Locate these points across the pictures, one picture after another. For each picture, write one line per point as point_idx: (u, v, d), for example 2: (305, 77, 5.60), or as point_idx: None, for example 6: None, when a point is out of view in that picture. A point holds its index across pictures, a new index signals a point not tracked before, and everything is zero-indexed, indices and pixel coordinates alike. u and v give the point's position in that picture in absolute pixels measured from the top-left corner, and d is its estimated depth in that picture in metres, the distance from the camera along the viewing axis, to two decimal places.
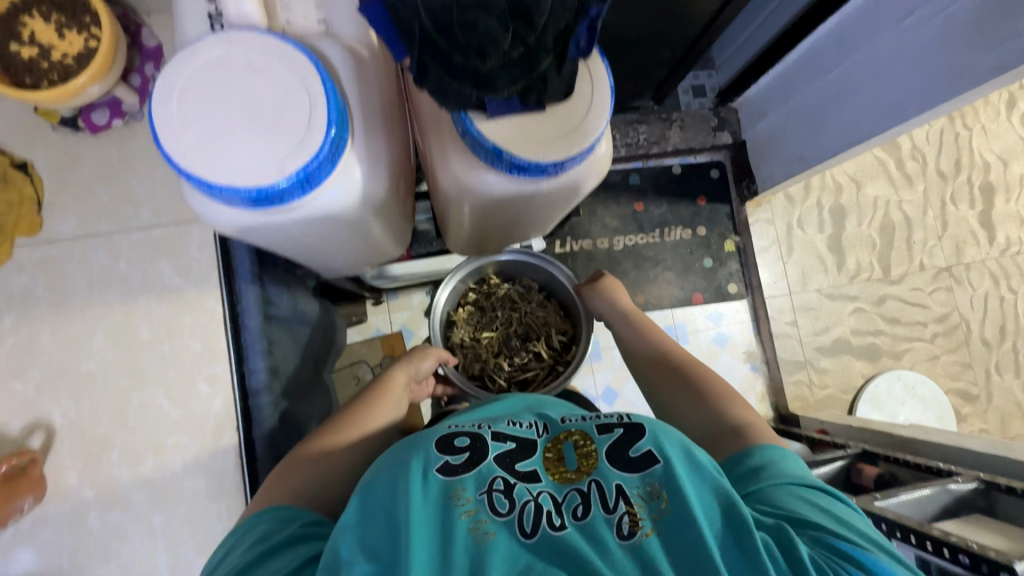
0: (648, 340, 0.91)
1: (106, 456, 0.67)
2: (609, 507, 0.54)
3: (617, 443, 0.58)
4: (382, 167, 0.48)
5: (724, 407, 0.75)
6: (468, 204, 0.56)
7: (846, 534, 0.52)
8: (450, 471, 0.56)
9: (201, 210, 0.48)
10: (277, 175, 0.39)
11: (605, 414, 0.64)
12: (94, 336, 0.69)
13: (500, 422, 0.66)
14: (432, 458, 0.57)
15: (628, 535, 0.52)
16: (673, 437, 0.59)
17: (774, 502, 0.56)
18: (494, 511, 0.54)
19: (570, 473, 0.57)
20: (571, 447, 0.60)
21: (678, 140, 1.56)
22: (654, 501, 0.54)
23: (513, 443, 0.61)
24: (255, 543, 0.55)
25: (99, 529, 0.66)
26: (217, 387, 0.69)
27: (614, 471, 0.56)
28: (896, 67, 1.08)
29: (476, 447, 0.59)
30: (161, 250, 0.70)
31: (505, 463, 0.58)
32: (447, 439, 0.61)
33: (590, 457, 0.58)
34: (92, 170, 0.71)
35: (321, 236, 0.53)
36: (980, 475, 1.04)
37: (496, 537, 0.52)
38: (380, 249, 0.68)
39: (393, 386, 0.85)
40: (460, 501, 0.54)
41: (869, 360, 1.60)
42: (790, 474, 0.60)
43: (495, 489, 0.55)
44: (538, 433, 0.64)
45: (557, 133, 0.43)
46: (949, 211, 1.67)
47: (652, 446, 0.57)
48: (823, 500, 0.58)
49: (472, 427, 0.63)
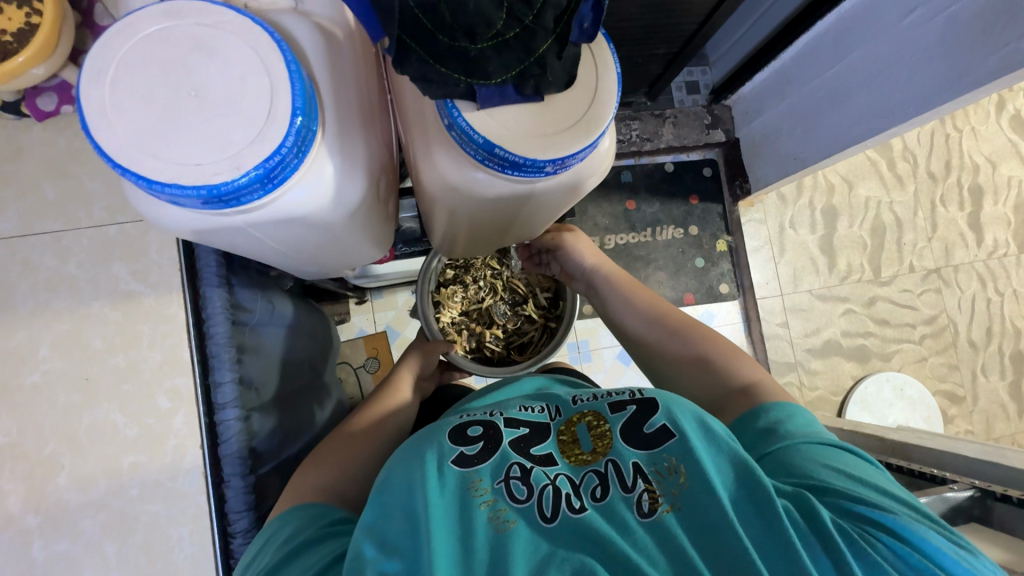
0: (639, 306, 0.84)
1: (53, 479, 0.61)
2: (626, 485, 0.54)
3: (630, 422, 0.59)
4: (357, 162, 0.43)
5: (732, 362, 0.73)
6: (455, 205, 0.50)
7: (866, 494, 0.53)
8: (466, 462, 0.56)
9: (150, 209, 0.42)
10: (232, 170, 0.33)
11: (616, 392, 0.64)
12: (38, 346, 0.62)
13: (511, 406, 0.65)
14: (447, 450, 0.57)
15: (648, 512, 0.53)
16: (687, 409, 0.59)
17: (789, 465, 0.57)
18: (513, 499, 0.54)
19: (586, 455, 0.58)
20: (584, 428, 0.60)
21: (671, 137, 1.48)
22: (672, 476, 0.54)
23: (526, 429, 0.60)
24: (285, 541, 0.56)
25: (46, 560, 0.61)
26: (178, 402, 0.64)
27: (630, 450, 0.57)
28: (898, 66, 1.02)
29: (490, 436, 0.59)
30: (115, 253, 0.64)
31: (521, 448, 0.58)
32: (458, 430, 0.60)
33: (604, 437, 0.58)
34: (35, 163, 0.64)
35: (292, 239, 0.47)
36: (976, 482, 0.98)
37: (517, 525, 0.52)
38: (359, 252, 0.62)
39: (402, 382, 0.86)
40: (477, 492, 0.54)
41: (859, 362, 1.58)
42: (806, 433, 0.60)
43: (512, 476, 0.56)
44: (551, 415, 0.63)
45: (557, 126, 0.38)
46: (939, 213, 1.66)
47: (667, 421, 0.57)
48: (840, 457, 0.58)
49: (483, 415, 0.63)
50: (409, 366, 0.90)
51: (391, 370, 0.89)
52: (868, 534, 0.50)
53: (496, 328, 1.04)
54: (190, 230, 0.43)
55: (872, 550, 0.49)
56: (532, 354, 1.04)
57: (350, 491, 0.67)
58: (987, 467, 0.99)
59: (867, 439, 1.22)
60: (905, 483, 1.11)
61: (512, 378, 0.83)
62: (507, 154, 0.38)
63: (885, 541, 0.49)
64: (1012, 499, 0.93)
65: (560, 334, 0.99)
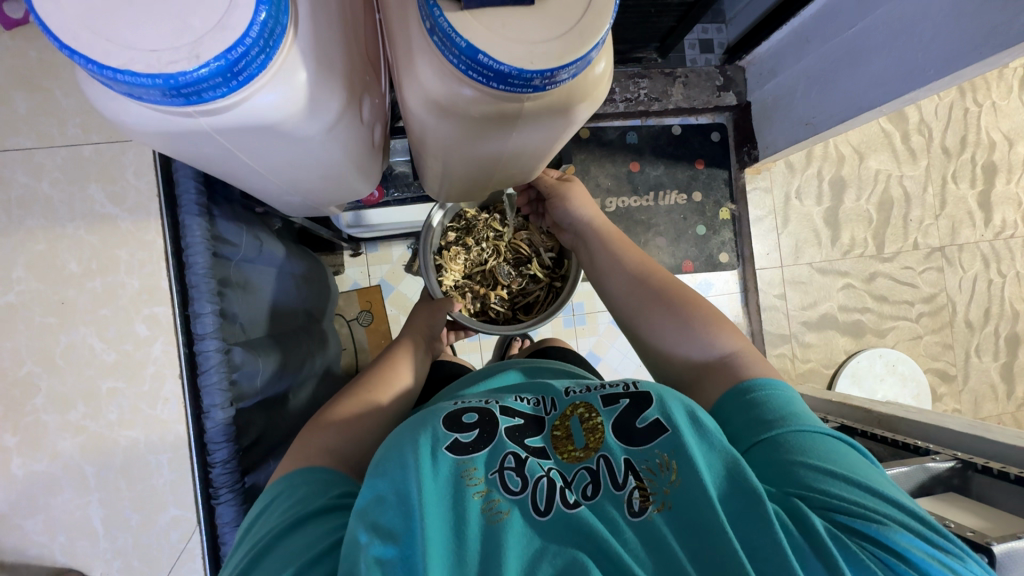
0: (626, 264, 0.81)
1: (30, 401, 0.61)
2: (619, 483, 0.54)
3: (623, 416, 0.58)
4: (334, 69, 0.41)
5: (712, 330, 0.71)
6: (443, 128, 0.48)
7: (856, 494, 0.52)
8: (461, 450, 0.55)
9: (111, 103, 0.39)
10: (189, 60, 0.31)
11: (610, 384, 0.63)
12: (13, 266, 0.61)
13: (506, 396, 0.65)
14: (441, 435, 0.56)
15: (638, 511, 0.53)
16: (680, 405, 0.58)
17: (777, 460, 0.56)
18: (507, 490, 0.54)
19: (579, 451, 0.57)
20: (577, 422, 0.60)
21: (681, 99, 1.41)
22: (664, 474, 0.54)
23: (521, 419, 0.60)
24: (294, 504, 0.55)
25: (25, 479, 0.61)
26: (158, 329, 0.63)
27: (620, 445, 0.56)
28: (923, 26, 0.96)
29: (485, 422, 0.59)
30: (92, 173, 0.62)
31: (515, 437, 0.58)
32: (453, 416, 0.59)
33: (596, 432, 0.58)
34: (5, 73, 0.61)
35: (265, 151, 0.45)
36: (959, 454, 0.98)
37: (510, 516, 0.52)
38: (342, 182, 0.60)
39: (408, 350, 0.87)
40: (471, 481, 0.53)
41: (853, 336, 1.58)
42: (795, 421, 0.59)
43: (507, 467, 0.55)
44: (545, 408, 0.62)
45: (549, 33, 0.35)
46: (950, 190, 1.62)
47: (660, 414, 0.57)
48: (830, 448, 0.57)
49: (479, 402, 0.62)
50: (413, 331, 0.91)
51: (397, 338, 0.90)
52: (857, 542, 0.49)
53: (500, 290, 1.02)
54: (155, 132, 0.41)
55: (859, 555, 0.48)
56: (538, 314, 1.02)
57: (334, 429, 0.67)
58: (971, 440, 0.99)
59: (853, 410, 1.23)
60: (888, 453, 1.12)
61: (505, 364, 0.82)
62: (490, 62, 0.35)
63: (878, 551, 0.48)
64: (993, 471, 0.92)
65: (565, 294, 0.97)
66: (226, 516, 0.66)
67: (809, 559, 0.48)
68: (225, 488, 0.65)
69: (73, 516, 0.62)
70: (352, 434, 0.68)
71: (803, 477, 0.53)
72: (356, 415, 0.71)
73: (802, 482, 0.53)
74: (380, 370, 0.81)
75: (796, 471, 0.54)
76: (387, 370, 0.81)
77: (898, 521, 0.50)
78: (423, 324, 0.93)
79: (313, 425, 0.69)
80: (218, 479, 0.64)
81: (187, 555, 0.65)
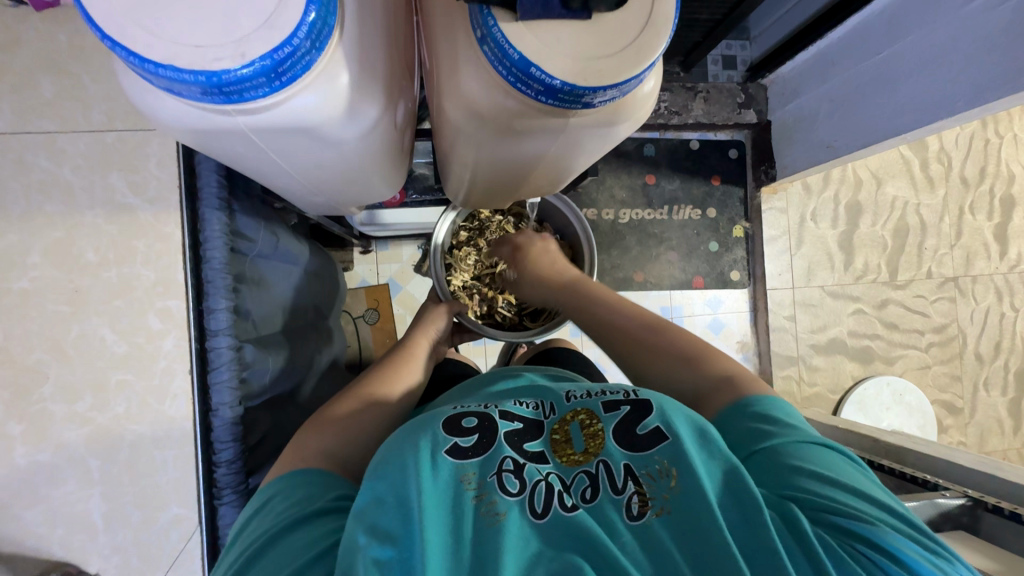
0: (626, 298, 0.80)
1: (39, 389, 0.60)
2: (617, 487, 0.53)
3: (623, 422, 0.56)
4: (373, 72, 0.40)
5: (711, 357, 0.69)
6: (471, 135, 0.47)
7: (856, 501, 0.50)
8: (460, 454, 0.54)
9: (146, 98, 0.38)
10: (234, 58, 0.30)
11: (610, 390, 0.61)
12: (30, 251, 0.60)
13: (505, 400, 0.63)
14: (441, 439, 0.54)
15: (636, 516, 0.51)
16: (681, 411, 0.57)
17: (774, 466, 0.54)
18: (505, 492, 0.52)
19: (578, 455, 0.55)
20: (578, 428, 0.58)
21: (701, 113, 1.41)
22: (662, 479, 0.52)
23: (521, 423, 0.58)
24: (292, 503, 0.53)
25: (27, 469, 0.60)
26: (170, 323, 0.62)
27: (620, 451, 0.55)
28: (954, 56, 0.95)
29: (485, 427, 0.57)
30: (115, 161, 0.61)
31: (513, 442, 0.56)
32: (453, 419, 0.57)
33: (596, 437, 0.56)
34: (32, 56, 0.61)
35: (296, 152, 0.44)
36: (970, 491, 0.96)
37: (508, 517, 0.50)
38: (367, 185, 0.59)
39: (415, 351, 0.85)
40: (471, 486, 0.52)
41: (861, 362, 1.56)
42: (796, 428, 0.57)
43: (505, 469, 0.53)
44: (544, 413, 0.60)
45: (603, 51, 0.34)
46: (966, 220, 1.60)
47: (660, 423, 0.55)
48: (829, 458, 0.55)
49: (478, 406, 0.60)
50: (422, 335, 0.88)
51: (405, 337, 0.89)
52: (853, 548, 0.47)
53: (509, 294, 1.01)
54: (188, 127, 0.40)
55: (858, 563, 0.46)
56: (545, 322, 1.01)
57: (342, 432, 0.65)
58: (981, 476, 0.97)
59: (861, 439, 1.19)
60: (895, 485, 1.10)
61: (512, 369, 0.80)
62: (543, 76, 0.33)
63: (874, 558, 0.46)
64: (1004, 512, 0.90)
65: None
66: (228, 518, 0.64)
67: (807, 567, 0.46)
68: (229, 489, 0.63)
69: (74, 509, 0.61)
70: (359, 439, 0.66)
71: (803, 483, 0.52)
72: (364, 416, 0.69)
73: (800, 488, 0.51)
74: (383, 371, 0.78)
75: (795, 476, 0.52)
76: (391, 371, 0.79)
77: (901, 532, 0.48)
78: (429, 327, 0.90)
79: (316, 422, 0.67)
80: (222, 479, 0.62)
81: (187, 555, 0.64)
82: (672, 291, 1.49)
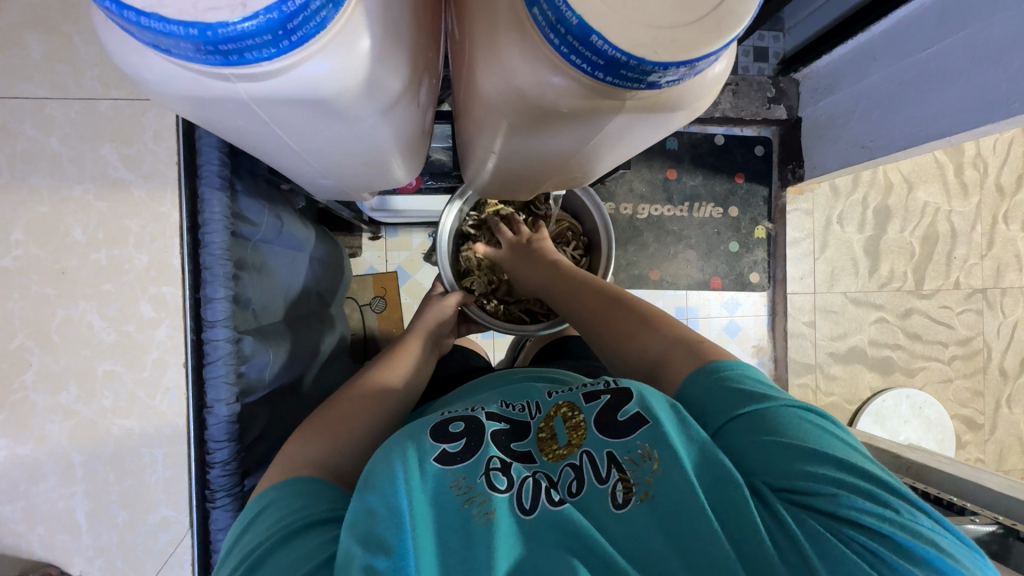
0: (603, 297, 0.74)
1: (19, 376, 0.56)
2: (601, 476, 0.48)
3: (605, 411, 0.51)
4: (395, 40, 0.35)
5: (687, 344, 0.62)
6: (502, 116, 0.43)
7: (837, 473, 0.45)
8: (448, 459, 0.48)
9: (137, 60, 0.34)
10: (233, 8, 0.25)
11: (592, 381, 0.56)
12: (12, 227, 0.55)
13: (490, 401, 0.57)
14: (428, 446, 0.48)
15: (621, 503, 0.46)
16: (659, 394, 0.52)
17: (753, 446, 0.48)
18: (493, 489, 0.47)
19: (562, 449, 0.51)
20: (561, 422, 0.53)
21: (728, 107, 1.31)
22: (645, 464, 0.47)
23: (507, 424, 0.53)
24: (291, 512, 0.48)
25: (6, 462, 0.56)
26: (164, 311, 0.57)
27: (604, 439, 0.50)
28: (1012, 53, 0.84)
29: (473, 430, 0.51)
30: (108, 132, 0.56)
31: (500, 441, 0.51)
32: (439, 423, 0.51)
33: (579, 428, 0.51)
34: (20, 12, 0.55)
35: (305, 128, 0.40)
36: (999, 517, 0.83)
37: (498, 514, 0.45)
38: (383, 171, 0.54)
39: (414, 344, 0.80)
40: (460, 491, 0.46)
41: (881, 373, 1.49)
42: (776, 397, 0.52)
43: (493, 467, 0.48)
44: (531, 413, 0.55)
45: (677, 19, 0.28)
46: (999, 230, 1.53)
47: (639, 407, 0.50)
48: (809, 428, 0.49)
49: (465, 409, 0.54)
50: (421, 328, 0.83)
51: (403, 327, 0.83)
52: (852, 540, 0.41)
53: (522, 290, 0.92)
54: (183, 91, 0.35)
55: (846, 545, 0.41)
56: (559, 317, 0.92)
57: (345, 436, 0.60)
58: (1010, 503, 0.84)
59: (880, 453, 1.08)
60: None
61: (515, 370, 0.75)
62: (604, 46, 0.29)
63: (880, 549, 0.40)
64: None
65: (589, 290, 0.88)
66: (221, 522, 0.60)
67: (789, 551, 0.42)
68: (223, 492, 0.59)
69: (56, 506, 0.57)
70: (364, 444, 0.61)
71: (787, 462, 0.46)
72: (365, 416, 0.64)
73: (776, 466, 0.47)
74: (376, 366, 0.73)
75: (774, 452, 0.47)
76: (392, 365, 0.74)
77: (884, 504, 0.43)
78: (431, 318, 0.85)
79: (314, 420, 0.62)
80: (216, 481, 0.59)
81: (176, 560, 0.60)
82: (688, 291, 1.42)
